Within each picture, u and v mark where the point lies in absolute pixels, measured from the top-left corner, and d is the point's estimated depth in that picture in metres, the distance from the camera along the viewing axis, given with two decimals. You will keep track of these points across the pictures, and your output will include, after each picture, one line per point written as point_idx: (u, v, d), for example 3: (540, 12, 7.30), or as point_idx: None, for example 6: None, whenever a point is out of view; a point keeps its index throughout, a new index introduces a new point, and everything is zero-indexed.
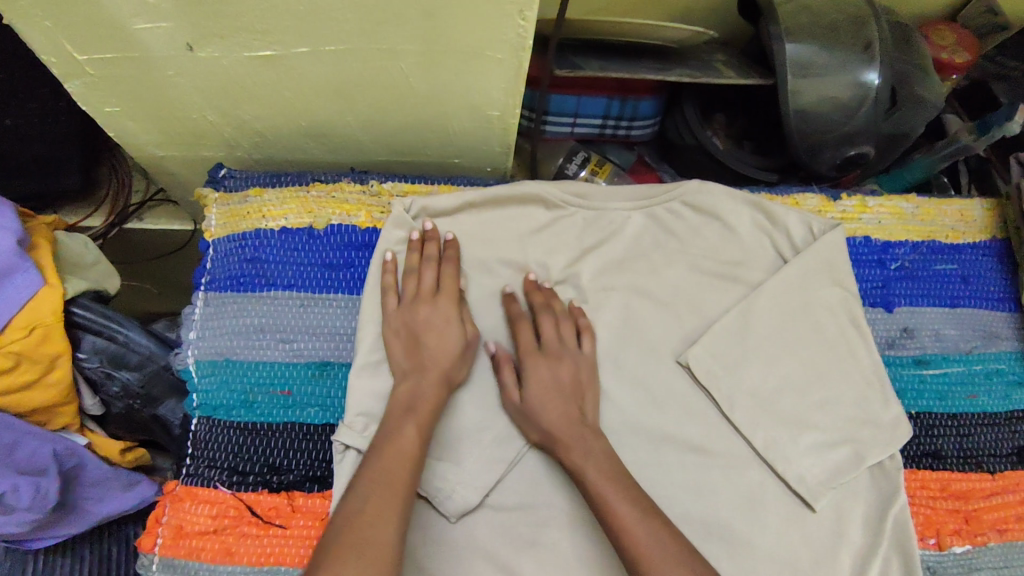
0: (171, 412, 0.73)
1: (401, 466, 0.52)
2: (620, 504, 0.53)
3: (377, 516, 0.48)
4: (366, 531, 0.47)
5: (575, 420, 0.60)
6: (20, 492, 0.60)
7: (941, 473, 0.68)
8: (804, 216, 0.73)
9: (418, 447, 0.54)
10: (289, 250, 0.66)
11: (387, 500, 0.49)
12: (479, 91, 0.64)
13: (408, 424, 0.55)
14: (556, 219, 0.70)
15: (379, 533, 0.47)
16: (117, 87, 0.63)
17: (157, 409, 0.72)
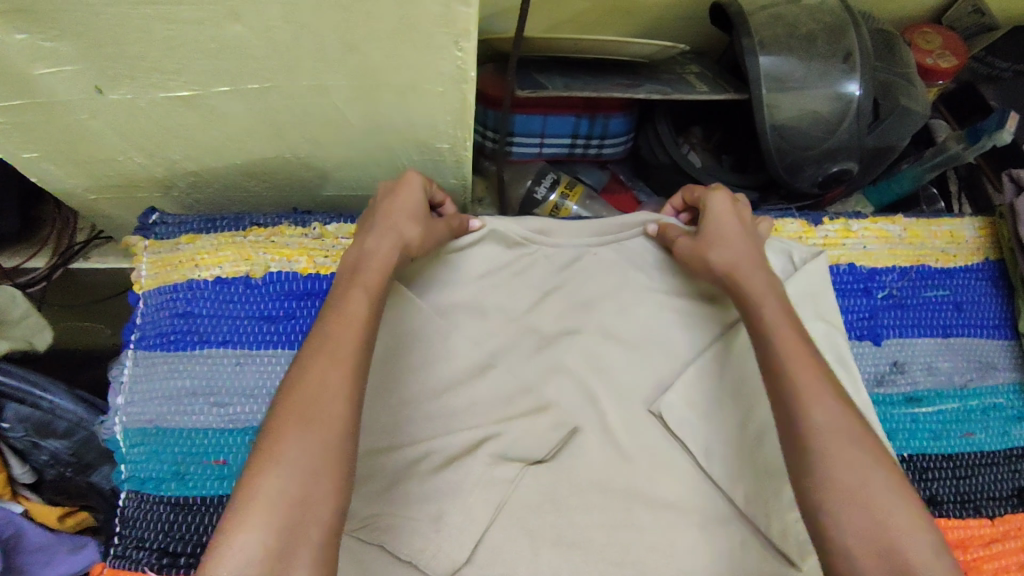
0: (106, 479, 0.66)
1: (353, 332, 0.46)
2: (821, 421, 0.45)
3: (322, 383, 0.43)
4: (313, 406, 0.42)
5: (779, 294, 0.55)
6: None
7: (937, 521, 0.63)
8: (779, 246, 0.69)
9: (368, 316, 0.47)
10: (223, 302, 0.61)
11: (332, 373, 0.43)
12: (424, 125, 0.59)
13: (354, 292, 0.48)
14: (516, 258, 0.67)
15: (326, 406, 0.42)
16: (29, 134, 0.58)
17: (91, 477, 0.66)
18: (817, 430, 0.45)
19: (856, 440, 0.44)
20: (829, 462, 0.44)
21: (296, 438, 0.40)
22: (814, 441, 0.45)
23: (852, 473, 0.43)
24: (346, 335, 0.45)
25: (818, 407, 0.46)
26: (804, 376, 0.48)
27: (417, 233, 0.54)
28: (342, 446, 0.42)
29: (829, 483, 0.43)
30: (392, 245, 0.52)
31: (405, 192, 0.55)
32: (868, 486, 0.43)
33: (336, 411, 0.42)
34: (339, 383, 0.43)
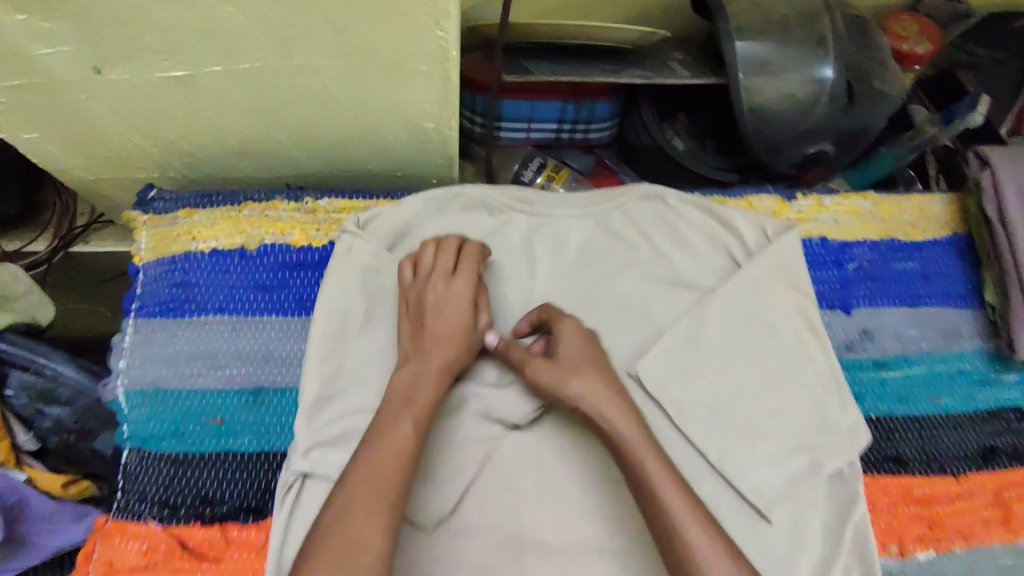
0: (107, 445, 0.70)
1: (388, 462, 0.50)
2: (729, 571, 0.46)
3: (364, 516, 0.46)
4: (347, 548, 0.45)
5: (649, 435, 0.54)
6: None
7: (903, 478, 0.66)
8: (755, 219, 0.71)
9: (413, 440, 0.51)
10: (219, 272, 0.64)
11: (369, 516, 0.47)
12: (410, 104, 0.62)
13: (405, 417, 0.53)
14: (498, 226, 0.68)
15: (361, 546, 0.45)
16: (32, 115, 0.60)
17: (93, 443, 0.70)
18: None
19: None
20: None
21: (335, 565, 0.44)
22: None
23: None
24: (388, 460, 0.50)
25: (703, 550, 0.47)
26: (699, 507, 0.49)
27: (457, 353, 0.58)
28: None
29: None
30: (447, 353, 0.58)
31: (446, 305, 0.60)
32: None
33: (369, 551, 0.45)
34: (380, 516, 0.47)
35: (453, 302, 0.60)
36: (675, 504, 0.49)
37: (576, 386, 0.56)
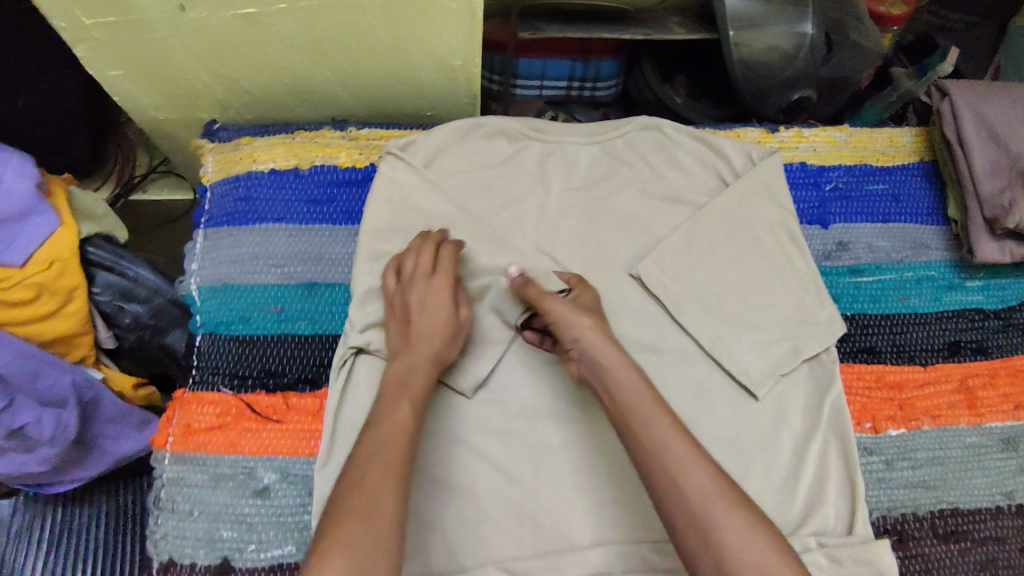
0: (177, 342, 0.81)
1: (401, 437, 0.55)
2: (729, 532, 0.50)
3: (379, 483, 0.51)
4: (367, 505, 0.50)
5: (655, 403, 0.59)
6: (42, 422, 0.71)
7: (876, 365, 0.75)
8: (742, 146, 0.80)
9: (413, 419, 0.57)
10: (277, 188, 0.74)
11: (388, 480, 0.52)
12: (439, 42, 0.72)
13: (402, 400, 0.58)
14: (517, 150, 0.78)
15: (383, 504, 0.51)
16: (119, 52, 0.70)
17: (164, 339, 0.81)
18: (704, 506, 0.51)
19: (737, 508, 0.52)
20: (717, 529, 0.51)
21: (357, 525, 0.49)
22: (697, 519, 0.51)
23: (742, 537, 0.50)
24: (397, 434, 0.55)
25: (695, 478, 0.53)
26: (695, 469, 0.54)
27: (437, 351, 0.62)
28: (394, 538, 0.50)
29: (718, 545, 0.50)
30: (431, 349, 0.62)
31: (432, 305, 0.63)
32: (743, 543, 0.50)
33: (389, 508, 0.51)
34: (392, 480, 0.52)
35: (435, 303, 0.63)
36: (673, 441, 0.55)
37: (584, 324, 0.63)
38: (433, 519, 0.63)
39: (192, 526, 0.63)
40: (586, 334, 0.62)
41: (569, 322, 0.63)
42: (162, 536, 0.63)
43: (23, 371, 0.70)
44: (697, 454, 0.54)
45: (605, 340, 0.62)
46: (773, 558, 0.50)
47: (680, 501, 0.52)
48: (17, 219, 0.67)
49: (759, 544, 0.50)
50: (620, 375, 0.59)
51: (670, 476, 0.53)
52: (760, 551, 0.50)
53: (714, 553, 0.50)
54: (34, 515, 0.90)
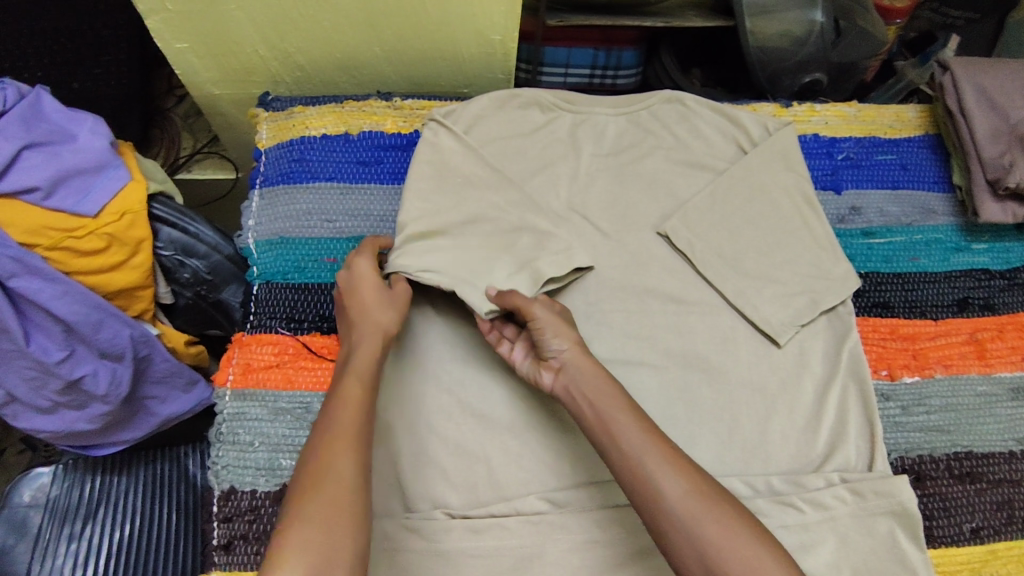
0: (231, 298, 0.87)
1: (353, 420, 0.58)
2: (707, 528, 0.51)
3: (333, 462, 0.55)
4: (322, 479, 0.53)
5: (626, 402, 0.60)
6: (99, 376, 0.77)
7: (890, 319, 0.80)
8: (759, 118, 0.86)
9: (363, 397, 0.60)
10: (328, 151, 0.80)
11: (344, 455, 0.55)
12: (482, 17, 0.79)
13: (351, 381, 0.61)
14: (550, 119, 0.84)
15: (337, 475, 0.54)
16: (187, 24, 0.76)
17: (220, 294, 0.86)
18: (681, 505, 0.52)
19: (720, 506, 0.53)
20: (696, 524, 0.52)
21: (314, 499, 0.52)
22: (676, 518, 0.52)
23: (722, 528, 0.51)
24: (348, 414, 0.58)
25: (669, 477, 0.54)
26: (667, 454, 0.55)
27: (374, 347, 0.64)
28: (353, 503, 0.53)
29: (700, 540, 0.51)
30: (372, 346, 0.64)
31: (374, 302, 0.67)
32: (719, 535, 0.51)
33: (347, 481, 0.54)
34: (348, 458, 0.55)
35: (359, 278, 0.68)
36: (646, 444, 0.56)
37: (561, 340, 0.64)
38: (477, 450, 0.67)
39: (253, 455, 0.67)
40: (568, 349, 0.64)
41: (550, 337, 0.65)
42: (223, 467, 0.66)
43: (89, 321, 0.74)
44: (673, 457, 0.55)
45: (582, 354, 0.64)
46: (750, 546, 0.51)
47: (658, 503, 0.53)
48: (93, 171, 0.74)
49: (736, 537, 0.51)
50: (592, 386, 0.61)
51: (641, 479, 0.54)
52: (737, 541, 0.51)
53: (697, 547, 0.51)
54: (74, 482, 0.92)
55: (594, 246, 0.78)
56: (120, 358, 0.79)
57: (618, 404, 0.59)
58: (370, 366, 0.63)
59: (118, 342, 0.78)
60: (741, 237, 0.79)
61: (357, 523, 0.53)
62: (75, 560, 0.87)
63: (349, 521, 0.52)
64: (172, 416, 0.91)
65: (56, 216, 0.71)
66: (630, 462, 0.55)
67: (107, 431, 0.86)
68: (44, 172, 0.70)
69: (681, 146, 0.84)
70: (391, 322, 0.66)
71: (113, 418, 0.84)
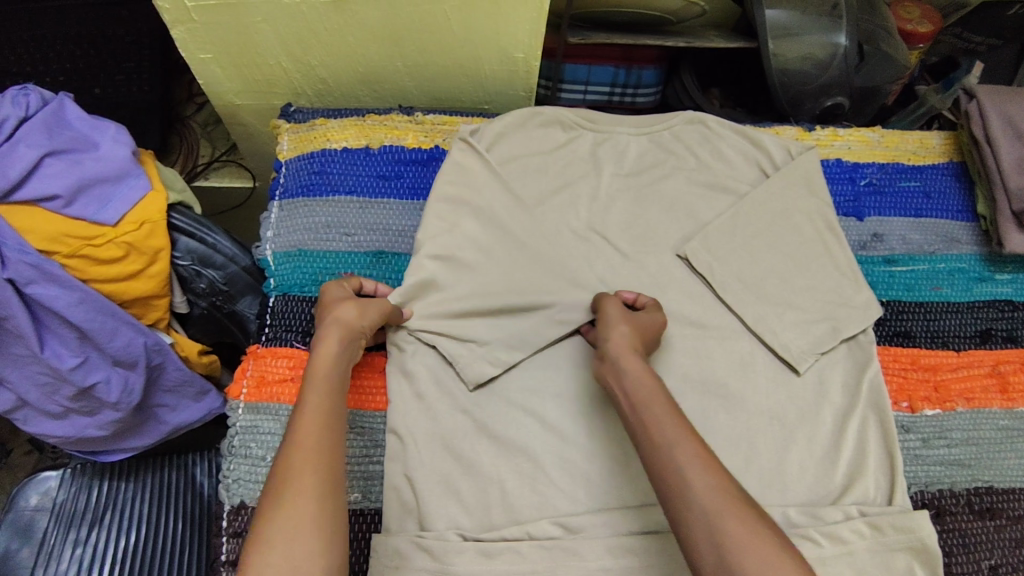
0: (246, 309, 0.86)
1: (313, 429, 0.56)
2: (731, 526, 0.49)
3: (294, 473, 0.53)
4: (282, 491, 0.52)
5: (659, 391, 0.60)
6: (111, 383, 0.78)
7: (911, 349, 0.78)
8: (782, 141, 0.86)
9: (326, 403, 0.58)
10: (348, 164, 0.80)
11: (305, 472, 0.53)
12: (508, 34, 0.79)
13: (312, 390, 0.59)
14: (571, 138, 0.83)
15: (298, 489, 0.52)
16: (212, 35, 0.77)
17: (235, 306, 0.85)
18: (706, 499, 0.50)
19: (752, 509, 0.51)
20: (720, 520, 0.49)
21: (277, 513, 0.51)
22: (699, 509, 0.50)
23: (745, 527, 0.49)
24: (310, 425, 0.57)
25: (712, 471, 0.52)
26: (695, 450, 0.54)
27: (334, 345, 0.62)
28: (318, 512, 0.52)
29: (719, 532, 0.49)
30: (331, 347, 0.62)
31: (333, 303, 0.66)
32: (746, 536, 0.48)
33: (309, 490, 0.52)
34: (310, 467, 0.54)
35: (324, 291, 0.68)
36: (679, 437, 0.55)
37: (619, 334, 0.65)
38: (492, 472, 0.66)
39: (264, 470, 0.66)
40: (620, 344, 0.64)
41: (607, 330, 0.66)
42: (234, 481, 0.66)
43: (103, 328, 0.74)
44: (707, 451, 0.54)
45: (628, 349, 0.64)
46: (773, 549, 0.48)
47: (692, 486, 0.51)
48: (114, 180, 0.74)
49: (762, 539, 0.49)
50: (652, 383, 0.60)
51: (674, 464, 0.53)
52: (757, 545, 0.48)
53: (710, 533, 0.49)
54: (80, 487, 0.92)
55: (612, 267, 0.77)
56: (133, 365, 0.79)
57: (651, 397, 0.59)
58: (334, 369, 0.61)
59: (132, 350, 0.77)
60: (761, 262, 0.78)
61: (324, 530, 0.51)
62: (77, 565, 0.86)
63: (316, 534, 0.51)
64: (183, 424, 0.90)
65: (76, 223, 0.71)
66: (660, 452, 0.55)
67: (116, 437, 0.86)
68: (65, 180, 0.70)
69: (703, 169, 0.83)
70: (352, 325, 0.64)
71: (123, 426, 0.84)
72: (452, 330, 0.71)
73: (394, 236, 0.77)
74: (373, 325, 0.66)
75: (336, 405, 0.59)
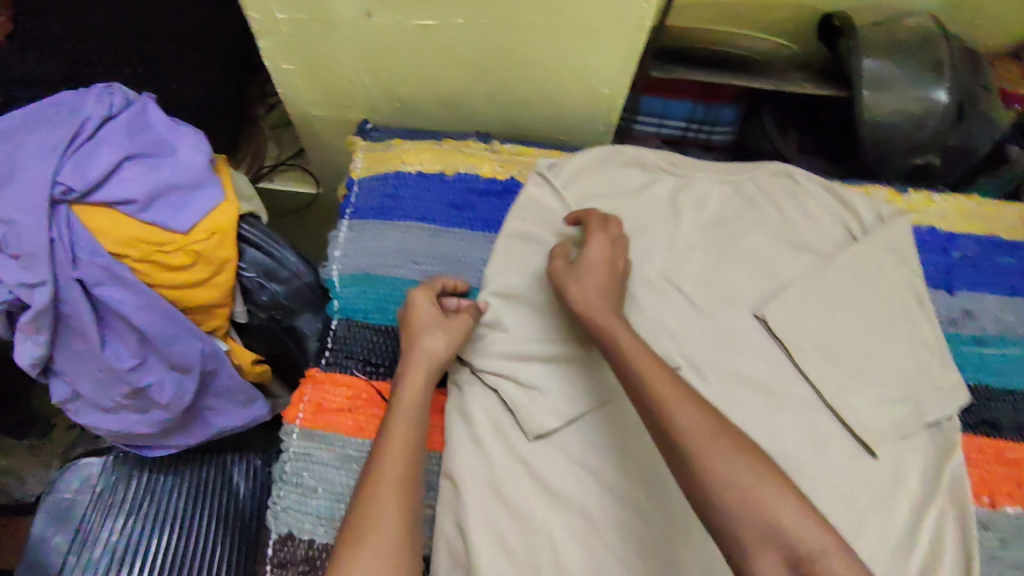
0: (304, 324, 0.85)
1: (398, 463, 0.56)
2: (713, 461, 0.51)
3: (377, 507, 0.53)
4: (364, 526, 0.52)
5: (618, 335, 0.61)
6: (165, 386, 0.77)
7: (997, 440, 0.74)
8: (872, 203, 0.82)
9: (411, 437, 0.58)
10: (422, 190, 0.78)
11: (388, 508, 0.53)
12: (597, 70, 0.76)
13: (398, 420, 0.59)
14: (652, 181, 0.81)
15: (380, 528, 0.52)
16: (297, 47, 0.75)
17: (294, 320, 0.84)
18: (689, 440, 0.52)
19: (731, 446, 0.52)
20: (707, 468, 0.51)
21: (357, 548, 0.50)
22: (688, 451, 0.52)
23: (730, 468, 0.51)
24: (395, 457, 0.56)
25: (687, 417, 0.54)
26: (668, 388, 0.56)
27: (422, 377, 0.62)
28: (398, 551, 0.51)
29: (709, 478, 0.51)
30: (419, 376, 0.62)
31: (421, 324, 0.65)
32: (741, 489, 0.50)
33: (390, 528, 0.52)
34: (392, 503, 0.53)
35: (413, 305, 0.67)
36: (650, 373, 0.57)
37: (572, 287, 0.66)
38: (546, 530, 0.63)
39: (315, 502, 0.64)
40: (583, 297, 0.65)
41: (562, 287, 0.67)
42: (283, 509, 0.64)
43: (165, 333, 0.74)
44: (680, 394, 0.56)
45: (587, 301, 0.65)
46: (788, 509, 0.49)
47: (677, 438, 0.53)
48: (189, 187, 0.73)
49: (761, 487, 0.50)
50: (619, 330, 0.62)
51: (659, 410, 0.55)
52: (757, 489, 0.50)
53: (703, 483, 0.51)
54: (122, 476, 0.91)
55: (685, 321, 0.73)
56: (187, 371, 0.79)
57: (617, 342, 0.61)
58: (419, 400, 0.61)
59: (189, 357, 0.77)
60: (842, 332, 0.74)
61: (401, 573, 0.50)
62: (113, 553, 0.85)
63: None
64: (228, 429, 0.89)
65: (148, 228, 0.70)
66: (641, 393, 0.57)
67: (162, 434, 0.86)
68: (143, 185, 0.69)
69: (787, 226, 0.80)
70: (439, 350, 0.63)
71: (171, 425, 0.82)
72: (516, 375, 0.69)
73: (462, 267, 0.75)
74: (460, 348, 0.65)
75: (420, 439, 0.59)
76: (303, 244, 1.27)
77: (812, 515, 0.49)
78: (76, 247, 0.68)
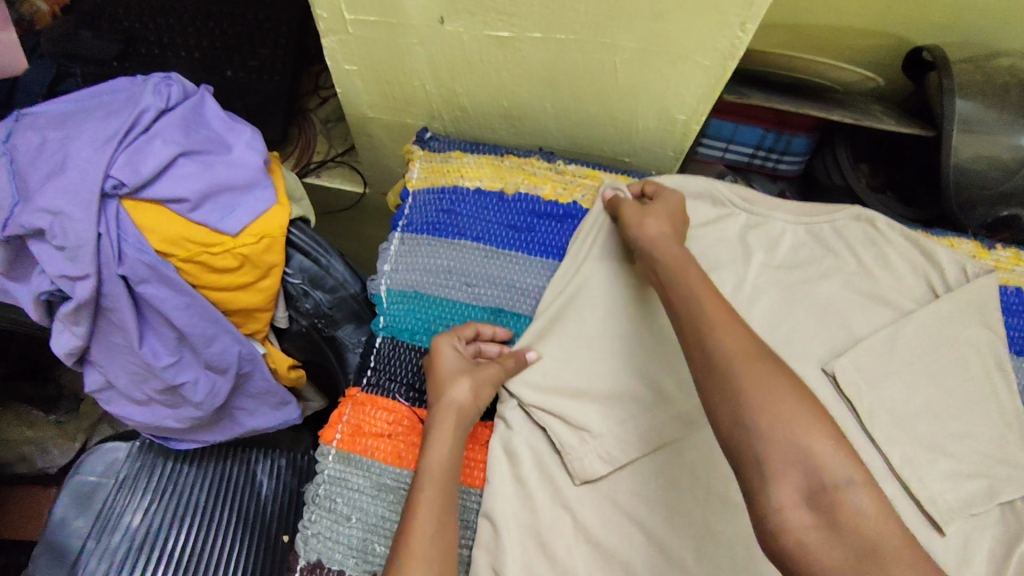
0: (345, 335, 0.82)
1: (428, 529, 0.54)
2: (747, 390, 0.47)
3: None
4: None
5: (684, 259, 0.61)
6: (199, 385, 0.75)
7: None
8: (957, 256, 0.75)
9: (440, 500, 0.56)
10: (480, 208, 0.75)
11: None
12: (676, 96, 0.71)
13: (427, 483, 0.57)
14: (721, 215, 0.76)
15: None
16: (364, 49, 0.72)
17: (335, 331, 0.82)
18: (725, 359, 0.50)
19: (773, 369, 0.49)
20: (741, 393, 0.47)
21: None
22: (721, 374, 0.49)
23: (762, 395, 0.47)
24: (424, 522, 0.54)
25: (728, 337, 0.51)
26: (714, 317, 0.53)
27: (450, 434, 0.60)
28: None
29: (740, 401, 0.47)
30: (446, 433, 0.60)
31: (447, 373, 0.63)
32: (772, 420, 0.46)
33: None
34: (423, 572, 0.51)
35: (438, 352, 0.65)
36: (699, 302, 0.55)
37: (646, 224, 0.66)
38: None
39: (346, 531, 0.61)
40: (654, 233, 0.65)
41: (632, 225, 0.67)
42: (313, 534, 0.61)
43: (203, 333, 0.71)
44: (727, 317, 0.53)
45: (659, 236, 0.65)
46: (816, 442, 0.45)
47: (715, 356, 0.50)
48: (242, 188, 0.70)
49: (794, 419, 0.46)
50: (674, 269, 0.60)
51: (700, 334, 0.53)
52: (789, 421, 0.46)
53: (732, 403, 0.47)
54: (143, 463, 0.89)
55: None
56: (222, 371, 0.76)
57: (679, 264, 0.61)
58: (447, 459, 0.59)
59: (225, 357, 0.74)
60: (915, 395, 0.69)
61: None
62: (128, 543, 0.82)
63: None
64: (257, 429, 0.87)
65: (197, 227, 0.68)
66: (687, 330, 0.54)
67: (190, 429, 0.84)
68: (195, 184, 0.67)
69: (862, 274, 0.75)
70: (465, 400, 0.62)
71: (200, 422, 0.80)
72: (566, 415, 0.65)
73: (516, 293, 0.72)
74: (485, 399, 0.63)
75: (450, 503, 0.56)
76: (344, 240, 1.24)
77: (844, 447, 0.45)
78: (122, 242, 0.65)
